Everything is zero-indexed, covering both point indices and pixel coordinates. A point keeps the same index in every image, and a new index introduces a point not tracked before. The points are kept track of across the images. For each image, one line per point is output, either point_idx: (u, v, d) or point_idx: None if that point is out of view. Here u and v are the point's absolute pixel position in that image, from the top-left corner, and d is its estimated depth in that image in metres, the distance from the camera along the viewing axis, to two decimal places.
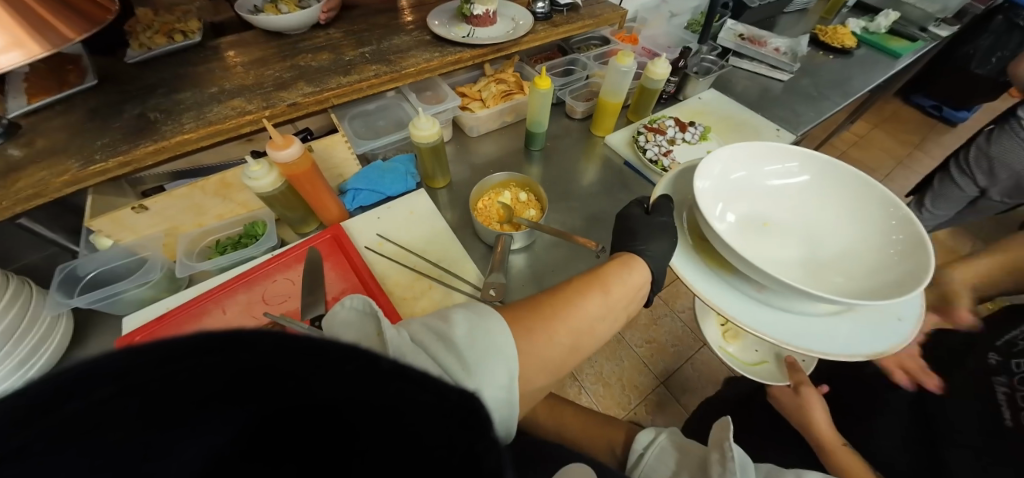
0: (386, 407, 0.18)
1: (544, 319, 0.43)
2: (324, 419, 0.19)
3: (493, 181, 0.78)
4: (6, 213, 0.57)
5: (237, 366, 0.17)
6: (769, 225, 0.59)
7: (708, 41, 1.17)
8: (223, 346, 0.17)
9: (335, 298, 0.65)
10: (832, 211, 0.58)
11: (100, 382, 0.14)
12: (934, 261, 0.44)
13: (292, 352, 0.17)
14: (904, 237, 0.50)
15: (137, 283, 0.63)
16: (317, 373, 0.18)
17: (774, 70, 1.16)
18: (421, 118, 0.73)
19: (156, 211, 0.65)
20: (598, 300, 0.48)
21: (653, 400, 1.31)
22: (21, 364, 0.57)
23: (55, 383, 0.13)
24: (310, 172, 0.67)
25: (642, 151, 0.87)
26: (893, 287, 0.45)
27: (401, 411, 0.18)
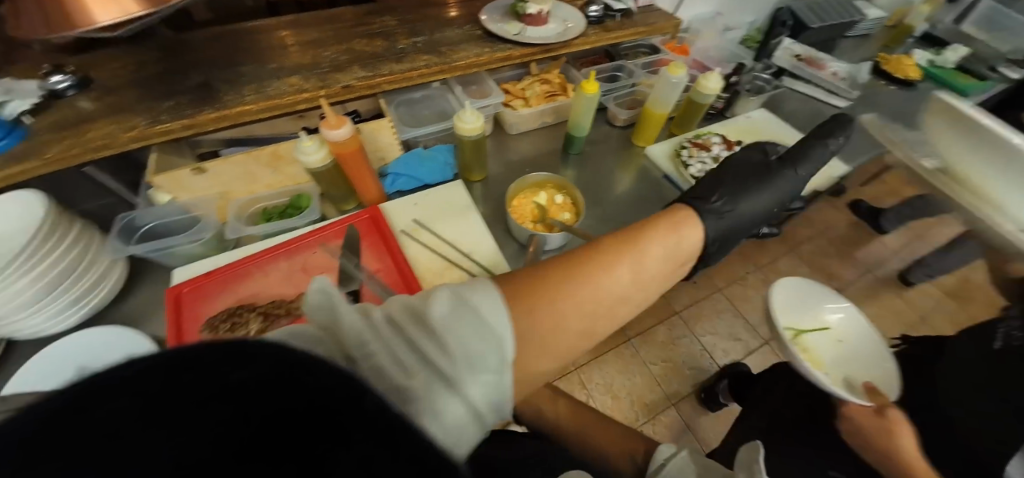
0: (383, 426, 0.16)
1: (568, 277, 0.39)
2: (315, 435, 0.16)
3: (531, 180, 0.79)
4: (77, 161, 0.62)
5: (226, 383, 0.16)
6: None
7: (762, 59, 1.14)
8: (216, 361, 0.16)
9: (370, 277, 0.68)
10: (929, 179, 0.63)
11: (109, 395, 0.14)
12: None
13: (291, 373, 0.17)
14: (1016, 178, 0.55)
15: (190, 239, 0.68)
16: (310, 392, 0.17)
17: (829, 96, 1.11)
18: (467, 110, 0.74)
19: (213, 175, 0.69)
20: (628, 269, 0.43)
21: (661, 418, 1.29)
22: (75, 301, 0.60)
23: (64, 400, 0.13)
24: (357, 153, 0.69)
25: (685, 166, 0.85)
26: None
27: (395, 432, 0.16)
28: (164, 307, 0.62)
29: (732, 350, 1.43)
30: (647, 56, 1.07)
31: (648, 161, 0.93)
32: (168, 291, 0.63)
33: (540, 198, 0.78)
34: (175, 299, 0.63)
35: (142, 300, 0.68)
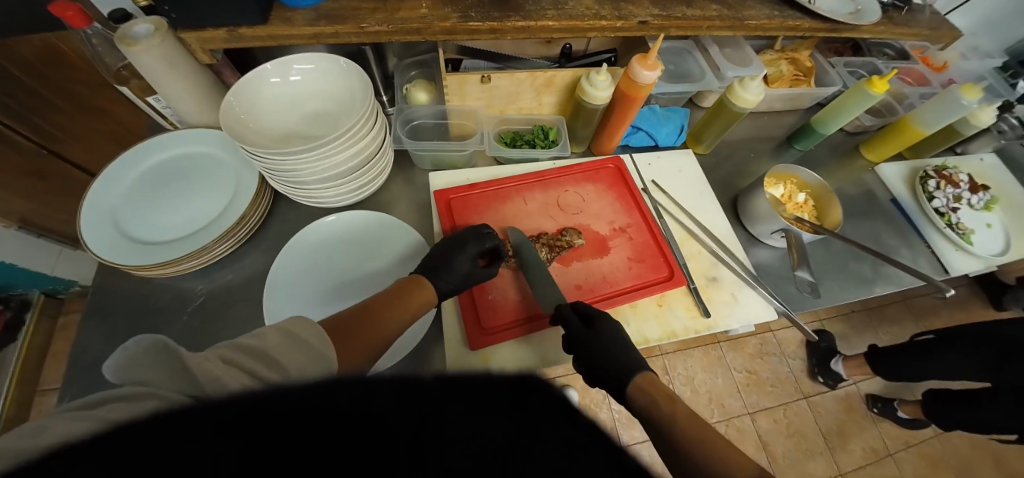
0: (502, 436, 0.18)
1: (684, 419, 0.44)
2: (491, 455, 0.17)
3: (775, 170, 0.78)
4: (386, 37, 0.61)
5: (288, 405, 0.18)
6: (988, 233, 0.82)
7: None
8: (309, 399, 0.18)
9: (622, 229, 0.68)
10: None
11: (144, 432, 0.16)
12: None
13: (404, 405, 0.18)
14: None
15: (458, 149, 0.69)
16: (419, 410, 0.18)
17: None
18: (753, 78, 0.69)
19: (490, 87, 0.67)
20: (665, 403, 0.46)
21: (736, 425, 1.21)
22: (357, 188, 0.64)
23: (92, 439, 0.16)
24: (639, 101, 0.66)
25: (928, 197, 0.81)
26: None
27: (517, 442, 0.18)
28: (437, 207, 0.66)
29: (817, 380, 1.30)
30: (895, 61, 0.95)
31: (873, 177, 0.87)
32: (441, 194, 0.67)
33: (778, 190, 0.77)
34: (446, 203, 0.67)
35: (393, 191, 0.71)
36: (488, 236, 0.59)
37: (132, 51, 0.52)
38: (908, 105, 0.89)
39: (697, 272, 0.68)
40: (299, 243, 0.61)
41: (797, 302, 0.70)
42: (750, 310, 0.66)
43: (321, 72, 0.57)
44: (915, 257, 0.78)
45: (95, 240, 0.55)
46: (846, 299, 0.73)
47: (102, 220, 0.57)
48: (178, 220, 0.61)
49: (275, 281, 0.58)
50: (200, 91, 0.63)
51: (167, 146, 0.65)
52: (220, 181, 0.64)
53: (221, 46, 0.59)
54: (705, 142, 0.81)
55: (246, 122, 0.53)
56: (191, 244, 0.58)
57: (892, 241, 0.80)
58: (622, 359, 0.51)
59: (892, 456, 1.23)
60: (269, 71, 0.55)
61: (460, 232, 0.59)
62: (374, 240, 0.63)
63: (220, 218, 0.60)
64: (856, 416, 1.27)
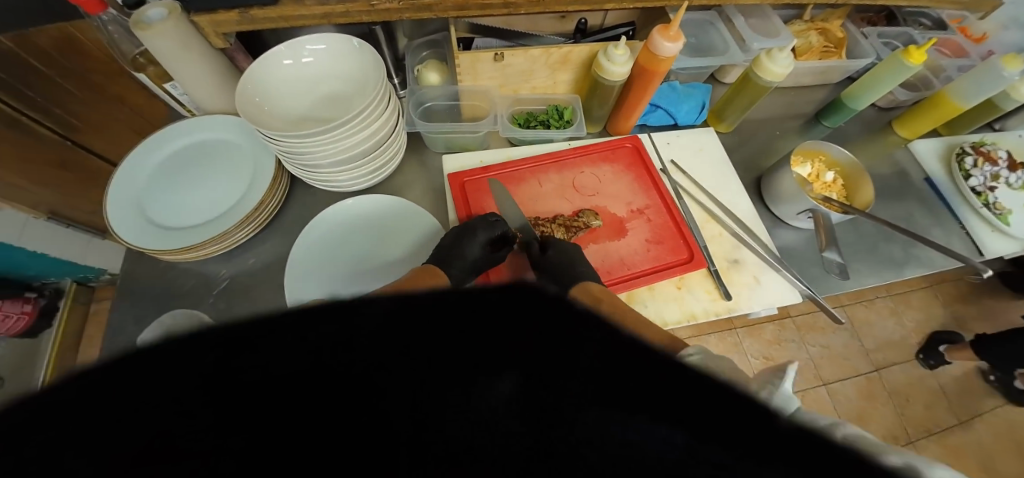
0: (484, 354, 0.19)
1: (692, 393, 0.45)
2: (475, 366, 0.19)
3: (801, 148, 0.74)
4: (396, 15, 0.60)
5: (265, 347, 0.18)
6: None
7: None
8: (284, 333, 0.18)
9: (639, 210, 0.66)
10: None
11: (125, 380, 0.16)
12: None
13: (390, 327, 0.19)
14: None
15: (471, 130, 0.67)
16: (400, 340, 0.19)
17: None
18: (781, 50, 0.66)
19: (504, 66, 0.66)
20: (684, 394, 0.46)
21: None
22: (372, 172, 0.64)
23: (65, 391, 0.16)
24: (659, 75, 0.63)
25: (965, 175, 0.76)
26: None
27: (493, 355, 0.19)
28: (451, 191, 0.65)
29: (837, 367, 1.27)
30: (931, 31, 0.89)
31: (905, 155, 0.82)
32: (455, 177, 0.66)
33: (804, 169, 0.73)
34: (460, 186, 0.66)
35: (407, 175, 0.70)
36: (497, 223, 0.57)
37: (147, 35, 0.52)
38: (946, 77, 0.84)
39: (718, 255, 0.66)
40: (316, 228, 0.61)
41: (822, 285, 0.68)
42: (772, 293, 0.64)
43: (333, 53, 0.56)
44: (948, 238, 0.75)
45: (121, 226, 0.56)
46: (873, 281, 0.71)
47: (126, 207, 0.58)
48: (198, 207, 0.61)
49: (295, 265, 0.59)
50: (214, 76, 0.63)
51: (185, 133, 0.65)
52: (237, 168, 0.64)
53: (233, 29, 0.58)
54: (727, 120, 0.78)
55: (261, 105, 0.53)
56: (212, 230, 0.59)
57: (925, 221, 0.76)
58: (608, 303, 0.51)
59: (914, 443, 1.20)
60: (281, 53, 0.54)
61: (470, 221, 0.58)
62: (390, 225, 0.63)
63: (238, 205, 0.61)
64: (878, 403, 1.24)
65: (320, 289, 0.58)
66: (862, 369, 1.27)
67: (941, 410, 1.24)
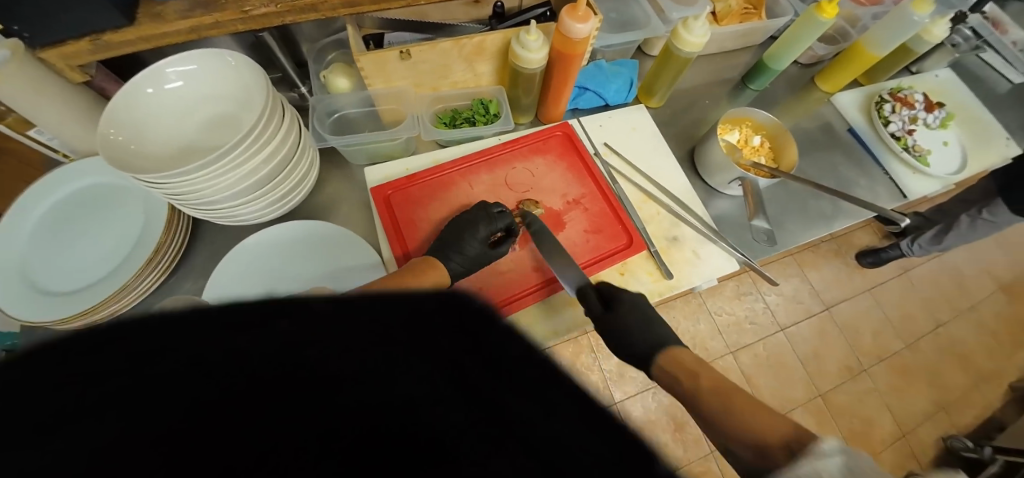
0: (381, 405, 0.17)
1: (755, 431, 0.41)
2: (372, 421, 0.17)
3: (729, 116, 0.75)
4: (279, 21, 0.54)
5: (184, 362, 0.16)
6: (946, 144, 0.82)
7: (974, 12, 0.88)
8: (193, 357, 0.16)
9: (576, 201, 0.65)
10: (955, 145, 0.82)
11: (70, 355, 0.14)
12: (993, 143, 0.82)
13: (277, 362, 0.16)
14: (973, 133, 0.83)
15: (389, 138, 0.63)
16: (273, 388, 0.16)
17: (1006, 68, 0.90)
18: (697, 18, 0.64)
19: (414, 64, 0.61)
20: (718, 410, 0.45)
21: (720, 366, 1.26)
22: (284, 197, 0.59)
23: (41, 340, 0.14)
24: (576, 57, 0.61)
25: (884, 123, 0.79)
26: (1004, 151, 0.81)
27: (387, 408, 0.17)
28: (376, 208, 0.61)
29: (792, 312, 1.34)
30: None
31: (830, 108, 0.84)
32: (377, 192, 0.62)
33: (734, 136, 0.74)
34: (386, 200, 0.62)
35: (331, 194, 0.66)
36: (499, 215, 0.58)
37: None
38: (862, 28, 0.85)
39: (659, 236, 0.66)
40: (245, 252, 0.58)
41: (758, 250, 0.69)
42: (712, 265, 0.66)
43: (206, 72, 0.50)
44: (874, 187, 0.78)
45: (8, 297, 0.50)
46: (806, 238, 0.74)
47: (9, 273, 0.51)
48: (97, 258, 0.55)
49: (219, 302, 0.55)
50: (86, 113, 0.55)
51: (71, 178, 0.57)
52: (131, 211, 0.58)
53: (90, 60, 0.51)
54: (657, 94, 0.77)
55: (129, 145, 0.47)
56: (116, 282, 0.54)
57: (851, 172, 0.79)
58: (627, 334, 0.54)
59: (866, 370, 1.30)
60: (144, 83, 0.48)
61: (468, 212, 0.58)
62: (320, 248, 0.59)
63: (140, 251, 0.55)
64: (831, 340, 1.32)
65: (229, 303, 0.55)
66: (815, 310, 1.35)
67: (886, 336, 1.34)
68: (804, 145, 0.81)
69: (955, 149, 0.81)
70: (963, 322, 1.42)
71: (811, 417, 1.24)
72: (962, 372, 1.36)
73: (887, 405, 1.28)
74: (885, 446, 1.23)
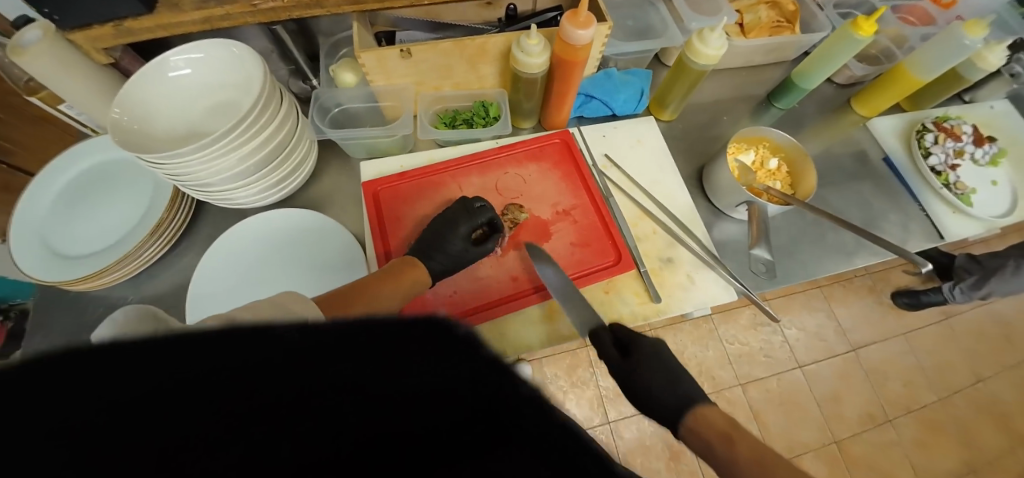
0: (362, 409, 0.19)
1: None
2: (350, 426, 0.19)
3: (743, 135, 0.70)
4: (285, 15, 0.56)
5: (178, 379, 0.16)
6: (997, 184, 0.73)
7: None
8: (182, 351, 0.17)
9: (565, 212, 0.63)
10: (1008, 185, 0.73)
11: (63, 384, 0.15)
12: None
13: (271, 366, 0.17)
14: None
15: (385, 135, 0.64)
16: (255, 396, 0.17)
17: None
18: (713, 30, 0.61)
19: (415, 62, 0.61)
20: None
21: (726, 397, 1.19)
22: (278, 184, 0.61)
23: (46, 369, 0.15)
24: (577, 64, 0.59)
25: (924, 155, 0.71)
26: None
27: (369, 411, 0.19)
28: (364, 202, 0.62)
29: (813, 349, 1.24)
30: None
31: (864, 134, 0.77)
32: (367, 187, 0.62)
33: (748, 157, 0.70)
34: (375, 196, 0.63)
35: (327, 184, 0.68)
36: (480, 210, 0.57)
37: (26, 61, 0.49)
38: (909, 49, 0.77)
39: (651, 256, 0.63)
40: (238, 237, 0.60)
41: (758, 282, 0.64)
42: (705, 292, 0.62)
43: (212, 62, 0.53)
44: (905, 224, 0.71)
45: (25, 257, 0.54)
46: (820, 274, 0.68)
47: (30, 235, 0.56)
48: (109, 228, 0.59)
49: (206, 281, 0.57)
50: (110, 93, 0.60)
51: (95, 151, 0.62)
52: (142, 186, 0.62)
53: (115, 43, 0.55)
54: (669, 108, 0.73)
55: (134, 126, 0.50)
56: (120, 251, 0.57)
57: (880, 205, 0.72)
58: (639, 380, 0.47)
59: (891, 421, 1.19)
60: (155, 70, 0.51)
61: (451, 207, 0.58)
62: (307, 238, 0.61)
63: (145, 223, 0.59)
64: (854, 384, 1.21)
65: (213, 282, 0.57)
66: (838, 350, 1.24)
67: (917, 387, 1.22)
68: (828, 171, 0.74)
69: (1008, 190, 0.72)
70: (1012, 380, 1.27)
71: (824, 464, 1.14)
72: (998, 434, 1.24)
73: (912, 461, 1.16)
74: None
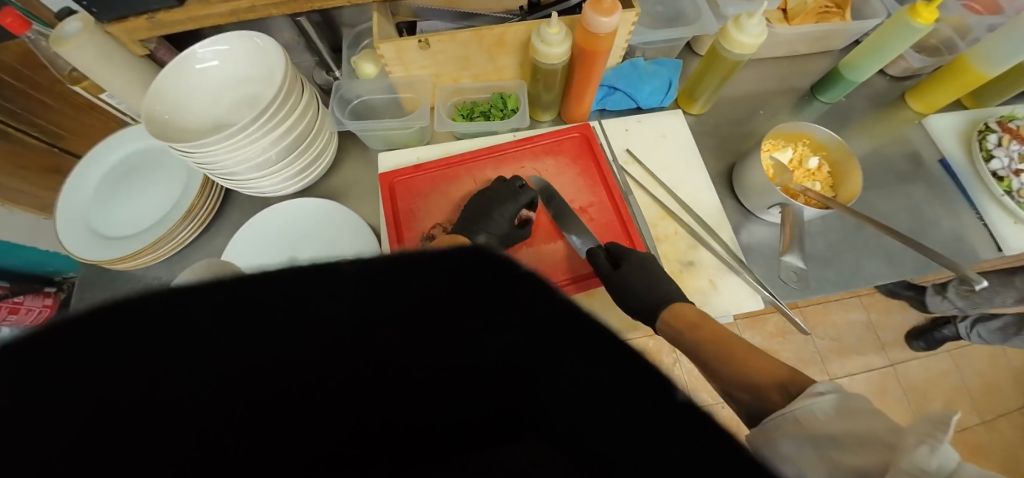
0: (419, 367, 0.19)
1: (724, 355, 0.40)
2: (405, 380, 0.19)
3: (781, 131, 0.65)
4: (306, 6, 0.56)
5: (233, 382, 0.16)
6: None
7: None
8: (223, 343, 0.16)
9: (582, 208, 0.60)
10: None
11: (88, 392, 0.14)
12: None
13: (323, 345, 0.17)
14: None
15: (402, 127, 0.64)
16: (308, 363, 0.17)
17: None
18: (751, 16, 0.56)
19: (433, 53, 0.60)
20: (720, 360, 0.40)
21: None
22: (298, 174, 0.62)
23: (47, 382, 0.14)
24: (600, 54, 0.56)
25: (985, 159, 0.64)
26: None
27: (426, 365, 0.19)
28: (380, 193, 0.62)
29: (848, 360, 1.16)
30: None
31: (919, 132, 0.70)
32: (383, 178, 0.63)
33: (785, 154, 0.64)
34: (390, 188, 0.63)
35: (346, 175, 0.68)
36: (522, 190, 0.57)
37: (67, 51, 0.52)
38: (976, 39, 0.70)
39: (670, 259, 0.60)
40: (271, 215, 0.63)
41: (788, 291, 0.60)
42: (729, 298, 0.58)
43: (237, 53, 0.54)
44: (960, 235, 0.64)
45: (70, 236, 0.59)
46: (860, 284, 0.62)
47: (76, 215, 0.60)
48: (145, 212, 0.63)
49: (231, 265, 0.60)
50: (146, 83, 0.62)
51: (137, 138, 0.66)
52: (175, 174, 0.65)
53: (150, 35, 0.58)
54: (700, 101, 0.69)
55: (164, 116, 0.52)
56: (150, 237, 0.60)
57: (933, 212, 0.65)
58: (654, 289, 0.49)
59: None
60: (183, 61, 0.53)
61: (492, 187, 0.57)
62: (326, 228, 0.62)
63: (175, 210, 0.62)
64: (892, 400, 1.13)
65: (248, 252, 0.60)
66: (876, 363, 1.16)
67: (962, 408, 1.13)
68: (876, 173, 0.68)
69: None
70: None
71: None
72: None
73: None
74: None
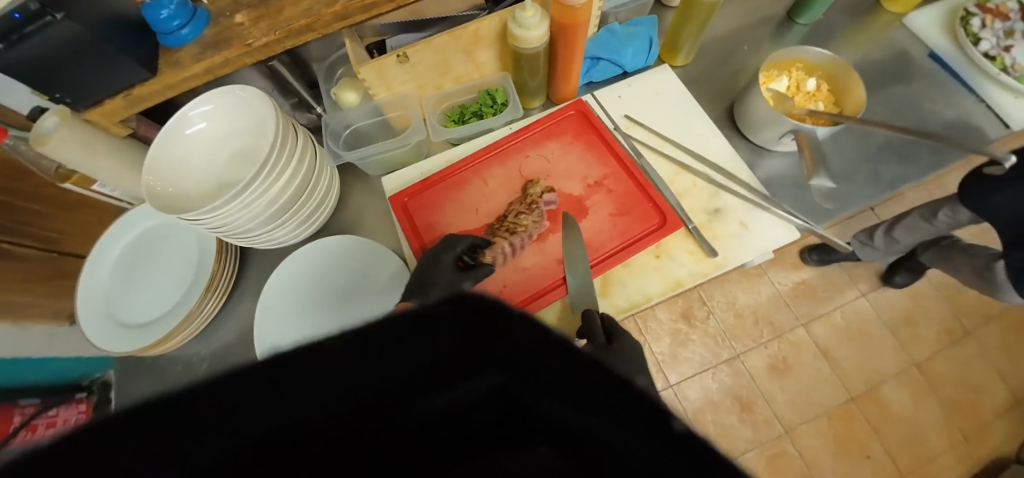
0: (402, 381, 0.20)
1: None
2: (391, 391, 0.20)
3: (772, 61, 0.64)
4: (278, 47, 0.55)
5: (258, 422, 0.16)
6: None
7: None
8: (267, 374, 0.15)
9: (597, 183, 0.59)
10: None
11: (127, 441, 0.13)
12: None
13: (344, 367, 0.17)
14: None
15: (400, 145, 0.63)
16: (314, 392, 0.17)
17: None
18: None
19: (412, 65, 0.59)
20: None
21: (790, 340, 1.15)
22: (308, 217, 0.61)
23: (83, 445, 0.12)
24: (580, 26, 0.55)
25: (974, 41, 0.64)
26: None
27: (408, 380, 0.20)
28: (395, 215, 0.61)
29: (875, 274, 1.18)
30: None
31: (903, 32, 0.70)
32: (394, 200, 0.62)
33: (781, 83, 0.64)
34: (403, 208, 0.62)
35: (354, 208, 0.67)
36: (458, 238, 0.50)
37: (50, 148, 0.50)
38: None
39: (696, 212, 0.59)
40: (295, 265, 0.61)
41: (817, 216, 0.60)
42: (763, 236, 0.58)
43: (223, 109, 0.53)
44: (970, 121, 0.64)
45: (98, 332, 0.57)
46: (888, 193, 0.61)
47: (98, 309, 0.59)
48: (166, 291, 0.62)
49: (265, 324, 0.58)
50: (135, 163, 0.61)
51: (146, 218, 0.64)
52: (186, 247, 0.64)
53: (129, 114, 0.56)
54: (683, 51, 0.68)
55: (166, 190, 0.51)
56: (178, 314, 0.59)
57: (938, 104, 0.65)
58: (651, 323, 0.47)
59: (972, 333, 1.12)
60: (171, 129, 0.52)
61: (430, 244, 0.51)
62: (354, 264, 0.61)
63: (197, 283, 0.61)
64: (926, 302, 1.15)
65: (277, 308, 0.59)
66: None
67: None
68: (874, 80, 0.68)
69: None
70: None
71: (905, 391, 1.10)
72: None
73: (1000, 370, 1.11)
74: (997, 416, 1.07)
